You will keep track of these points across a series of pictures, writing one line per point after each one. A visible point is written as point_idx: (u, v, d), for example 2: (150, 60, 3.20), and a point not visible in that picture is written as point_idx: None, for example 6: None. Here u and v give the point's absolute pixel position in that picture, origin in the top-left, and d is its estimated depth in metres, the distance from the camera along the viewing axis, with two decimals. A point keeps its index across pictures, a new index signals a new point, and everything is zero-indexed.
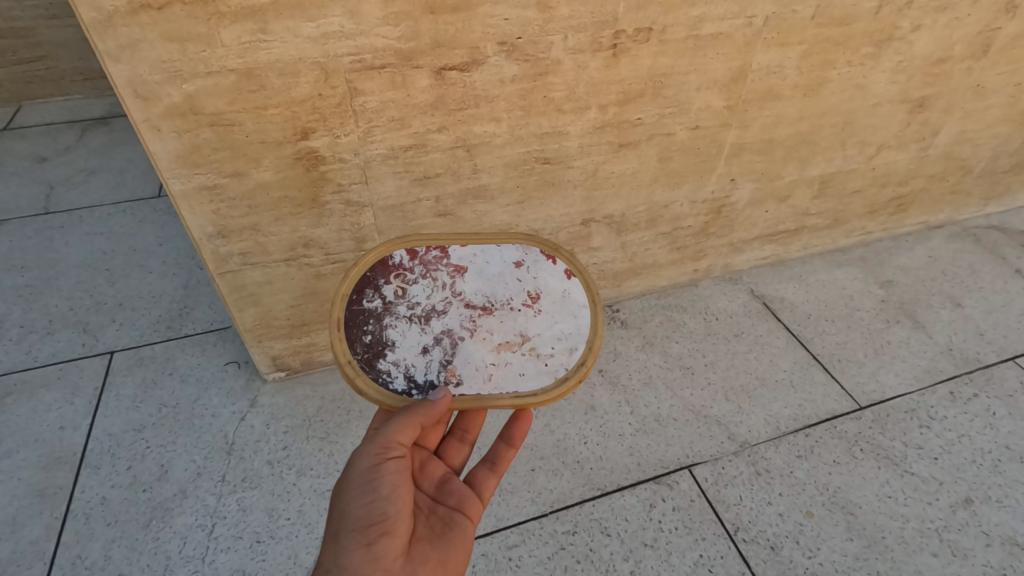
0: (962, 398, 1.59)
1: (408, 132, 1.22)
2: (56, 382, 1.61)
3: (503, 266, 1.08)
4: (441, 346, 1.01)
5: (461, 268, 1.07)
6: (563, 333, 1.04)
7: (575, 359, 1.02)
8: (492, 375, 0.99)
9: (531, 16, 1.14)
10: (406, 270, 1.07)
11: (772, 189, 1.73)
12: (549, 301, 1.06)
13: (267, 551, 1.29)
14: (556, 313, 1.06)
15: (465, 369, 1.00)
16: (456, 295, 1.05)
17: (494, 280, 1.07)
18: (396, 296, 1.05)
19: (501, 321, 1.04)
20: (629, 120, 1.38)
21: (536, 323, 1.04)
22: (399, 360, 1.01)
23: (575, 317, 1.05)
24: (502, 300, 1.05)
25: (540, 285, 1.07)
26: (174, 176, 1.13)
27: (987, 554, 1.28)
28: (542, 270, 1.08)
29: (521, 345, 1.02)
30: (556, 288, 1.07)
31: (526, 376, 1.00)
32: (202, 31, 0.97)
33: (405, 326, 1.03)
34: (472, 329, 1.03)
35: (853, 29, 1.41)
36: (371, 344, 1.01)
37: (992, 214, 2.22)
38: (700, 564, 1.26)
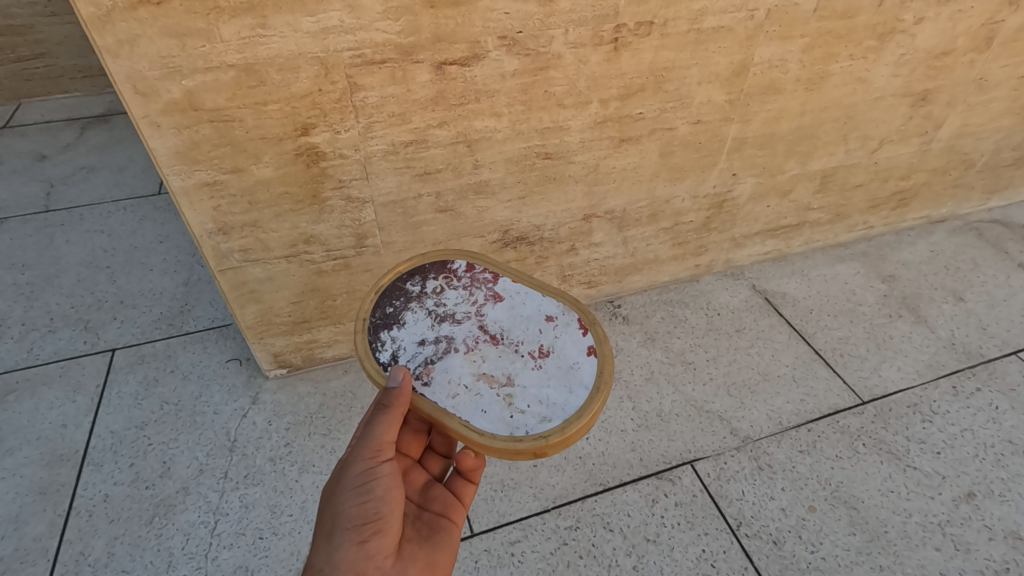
0: (964, 392, 1.58)
1: (408, 127, 1.22)
2: (57, 379, 1.61)
3: (534, 315, 1.03)
4: (435, 346, 1.00)
5: (499, 298, 1.06)
6: (548, 400, 0.93)
7: (542, 430, 0.90)
8: (457, 395, 0.94)
9: (531, 10, 1.13)
10: (455, 276, 1.11)
11: (773, 183, 1.73)
12: (555, 364, 0.98)
13: (270, 547, 1.29)
14: (552, 378, 0.96)
15: (442, 375, 0.96)
16: (478, 318, 1.03)
17: (520, 321, 1.02)
18: (432, 292, 1.08)
19: (499, 355, 0.98)
20: (630, 114, 1.38)
21: (526, 377, 0.96)
22: (397, 338, 1.02)
23: (570, 392, 0.94)
24: (513, 342, 1.00)
25: (556, 346, 1.00)
26: (173, 172, 1.13)
27: (990, 548, 1.28)
28: (567, 336, 1.01)
29: (498, 387, 0.95)
30: (570, 358, 0.98)
31: (485, 417, 0.91)
32: (201, 26, 0.97)
33: (422, 316, 1.05)
34: (471, 349, 0.99)
35: (855, 22, 1.40)
36: (388, 317, 1.05)
37: (994, 208, 2.22)
38: (703, 559, 1.26)
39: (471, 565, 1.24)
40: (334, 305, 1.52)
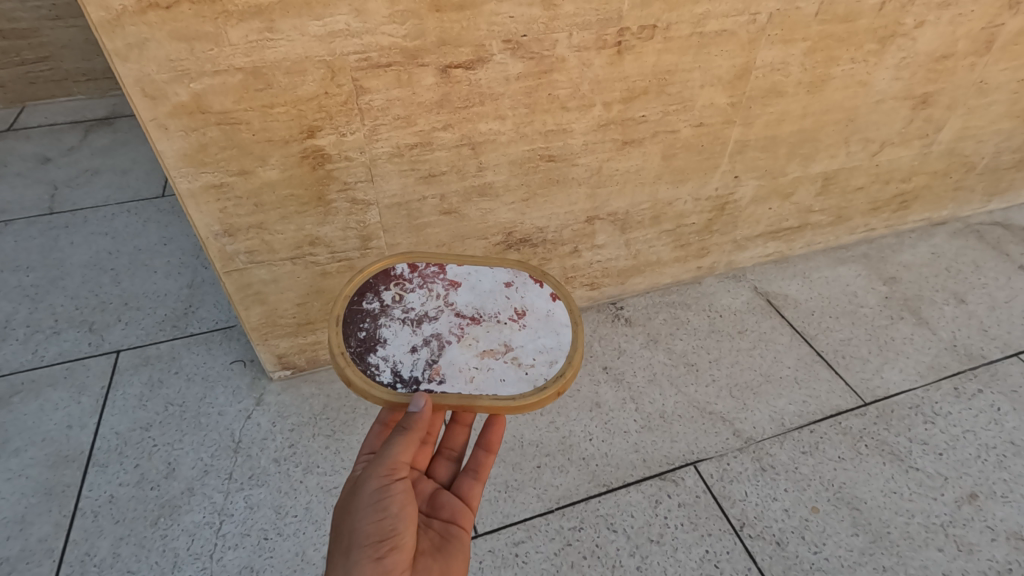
0: (966, 394, 1.59)
1: (413, 130, 1.23)
2: (62, 381, 1.61)
3: (496, 284, 1.11)
4: (429, 348, 1.02)
5: (456, 284, 1.11)
6: (547, 347, 1.04)
7: (555, 370, 1.00)
8: (474, 377, 0.99)
9: (536, 13, 1.14)
10: (405, 282, 1.11)
11: (776, 186, 1.73)
12: (535, 317, 1.08)
13: (275, 548, 1.30)
14: (540, 329, 1.06)
15: (451, 369, 0.99)
16: (448, 306, 1.07)
17: (485, 295, 1.09)
18: (393, 303, 1.07)
19: (487, 329, 1.05)
20: (633, 117, 1.39)
21: (519, 336, 1.05)
22: (388, 357, 1.01)
23: (558, 335, 1.06)
24: (492, 313, 1.07)
25: (527, 302, 1.09)
26: (180, 175, 1.13)
27: (993, 549, 1.28)
28: (532, 291, 1.11)
29: (502, 354, 1.02)
30: (543, 308, 1.09)
31: (507, 382, 0.99)
32: (210, 30, 0.98)
33: (398, 327, 1.04)
34: (459, 334, 1.04)
35: (857, 25, 1.41)
36: (366, 340, 1.03)
37: (995, 211, 2.23)
38: (706, 560, 1.26)
39: (475, 565, 1.24)
40: None
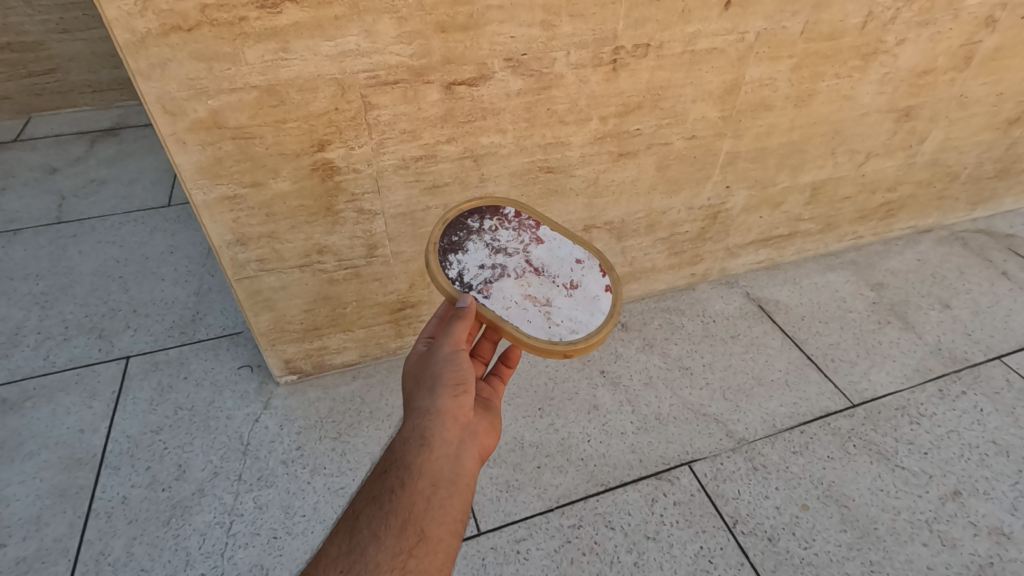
0: (950, 396, 1.65)
1: (418, 143, 1.29)
2: (74, 386, 1.65)
3: (569, 257, 1.17)
4: (493, 271, 1.13)
5: (541, 241, 1.19)
6: (577, 321, 1.09)
7: (572, 338, 1.06)
8: (509, 307, 1.09)
9: (536, 33, 1.20)
10: (506, 219, 1.23)
11: (765, 195, 1.80)
12: (582, 295, 1.13)
13: (284, 546, 1.34)
14: (581, 306, 1.11)
15: (499, 293, 1.10)
16: (524, 253, 1.17)
17: (556, 258, 1.17)
18: (488, 230, 1.21)
19: (541, 283, 1.13)
20: (628, 130, 1.45)
21: (561, 302, 1.11)
22: (462, 262, 1.14)
23: (592, 316, 1.10)
24: (552, 274, 1.14)
25: (584, 282, 1.15)
26: (197, 186, 1.19)
27: (975, 543, 1.33)
28: (593, 276, 1.15)
29: (540, 306, 1.10)
30: (592, 292, 1.13)
31: (531, 325, 1.07)
32: (227, 50, 1.03)
33: (481, 247, 1.17)
34: (520, 275, 1.13)
35: (840, 43, 1.48)
36: (453, 244, 1.18)
37: (979, 219, 2.30)
38: (701, 555, 1.31)
39: (478, 561, 1.29)
40: (345, 313, 1.57)
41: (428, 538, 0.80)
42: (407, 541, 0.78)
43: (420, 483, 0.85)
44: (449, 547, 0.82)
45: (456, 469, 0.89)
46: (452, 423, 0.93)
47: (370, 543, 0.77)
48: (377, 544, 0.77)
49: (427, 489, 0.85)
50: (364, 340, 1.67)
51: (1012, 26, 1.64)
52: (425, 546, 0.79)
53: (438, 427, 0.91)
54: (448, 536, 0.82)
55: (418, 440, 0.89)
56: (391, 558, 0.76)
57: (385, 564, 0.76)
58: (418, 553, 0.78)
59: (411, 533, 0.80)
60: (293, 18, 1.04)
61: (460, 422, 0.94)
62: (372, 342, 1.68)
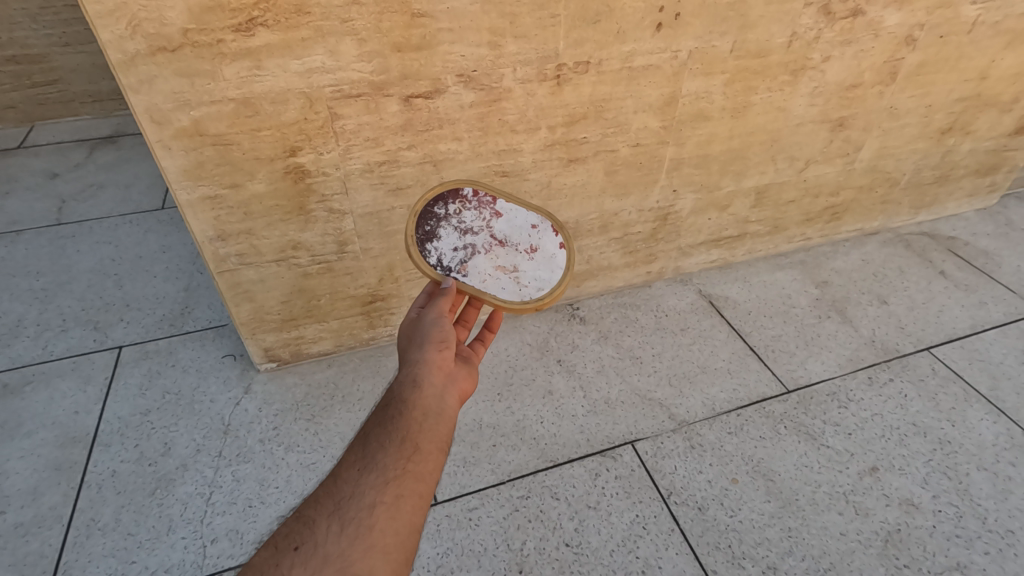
0: (878, 382, 1.79)
1: (381, 149, 1.43)
2: (70, 372, 1.79)
3: (525, 223, 1.32)
4: (466, 251, 1.27)
5: (500, 214, 1.32)
6: (541, 279, 1.27)
7: (539, 294, 1.25)
8: (485, 281, 1.25)
9: (484, 52, 1.36)
10: (467, 199, 1.34)
11: (712, 199, 1.95)
12: (542, 256, 1.30)
13: (258, 513, 1.47)
14: (542, 264, 1.29)
15: (474, 270, 1.25)
16: (488, 228, 1.31)
17: (515, 227, 1.31)
18: (453, 214, 1.32)
19: (507, 253, 1.28)
20: (576, 138, 1.60)
21: (525, 265, 1.28)
22: (438, 249, 1.27)
23: (553, 272, 1.28)
24: (514, 242, 1.30)
25: (541, 243, 1.31)
26: (182, 187, 1.33)
27: (886, 512, 1.46)
28: (548, 237, 1.31)
29: (510, 273, 1.27)
30: (550, 250, 1.30)
31: (505, 292, 1.24)
32: (207, 68, 1.18)
33: (452, 231, 1.29)
34: (488, 249, 1.28)
35: (769, 60, 1.64)
36: (427, 233, 1.28)
37: (923, 222, 2.45)
38: (636, 522, 1.44)
39: (434, 527, 1.42)
40: (319, 305, 1.71)
41: (422, 450, 0.90)
42: (405, 451, 0.89)
43: (414, 412, 0.94)
44: (439, 459, 0.91)
45: (441, 404, 0.98)
46: (437, 370, 1.02)
47: (378, 451, 0.89)
48: (384, 452, 0.89)
49: (419, 417, 0.94)
50: (339, 330, 1.81)
51: (931, 45, 1.80)
52: (420, 455, 0.90)
53: (426, 372, 1.01)
54: (437, 451, 0.92)
55: (410, 381, 0.99)
56: (394, 461, 0.88)
57: (390, 465, 0.87)
58: (415, 460, 0.89)
59: (408, 447, 0.90)
60: (265, 40, 1.19)
61: (443, 371, 1.04)
62: (346, 332, 1.82)
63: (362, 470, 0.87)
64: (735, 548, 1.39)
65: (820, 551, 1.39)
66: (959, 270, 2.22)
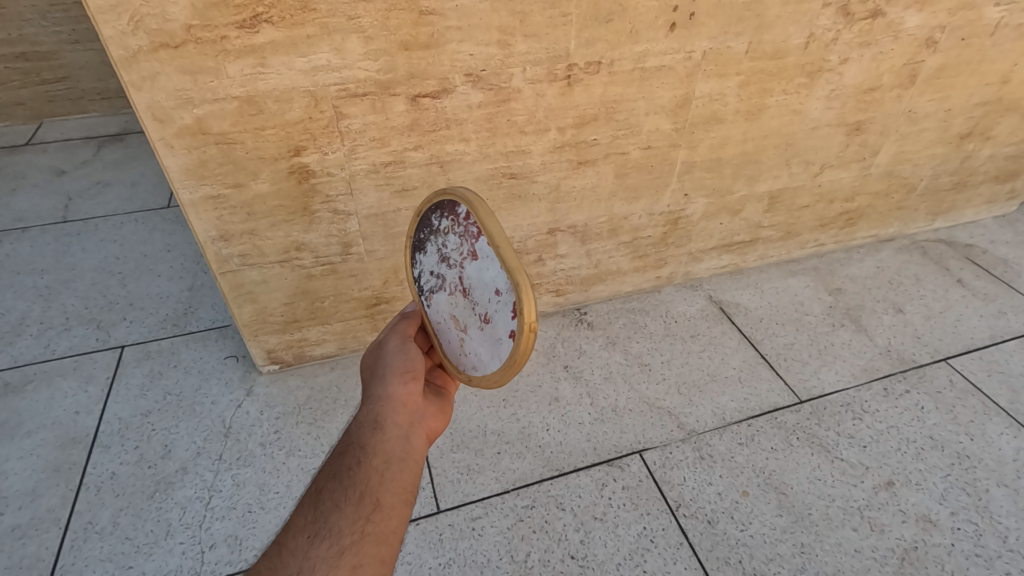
0: (894, 394, 1.74)
1: (387, 150, 1.41)
2: (72, 372, 1.78)
3: (491, 285, 0.93)
4: (435, 279, 1.07)
5: (472, 250, 0.96)
6: (478, 360, 0.97)
7: (472, 377, 0.99)
8: (440, 323, 1.07)
9: (493, 52, 1.33)
10: (455, 214, 1.02)
11: (724, 204, 1.91)
12: (492, 333, 0.94)
13: (258, 519, 1.44)
14: (484, 342, 0.95)
15: (437, 304, 1.08)
16: (461, 268, 1.02)
17: (481, 280, 0.94)
18: (442, 229, 1.05)
19: (465, 306, 1.00)
20: (586, 140, 1.57)
21: (473, 335, 0.98)
22: (421, 262, 1.13)
23: (491, 362, 0.94)
24: (474, 300, 0.98)
25: (499, 317, 0.93)
26: (184, 186, 1.31)
27: (902, 529, 1.42)
28: (507, 316, 0.90)
29: (459, 330, 1.02)
30: (502, 334, 0.92)
31: (449, 348, 1.05)
32: (211, 65, 1.16)
33: (433, 247, 1.08)
34: (451, 291, 1.03)
35: (785, 62, 1.60)
36: (420, 240, 1.14)
37: (940, 229, 2.40)
38: (643, 535, 1.40)
39: (435, 536, 1.39)
40: (323, 307, 1.69)
41: (383, 506, 0.87)
42: (364, 509, 0.85)
43: (375, 460, 0.91)
44: (403, 513, 0.88)
45: (407, 447, 0.94)
46: (402, 406, 0.99)
47: (332, 511, 0.86)
48: (338, 512, 0.86)
49: (381, 465, 0.91)
50: (342, 333, 1.78)
51: (952, 47, 1.75)
52: (380, 513, 0.86)
53: (389, 410, 0.98)
54: (402, 504, 0.88)
55: (371, 422, 0.96)
56: (351, 524, 0.84)
57: (346, 530, 0.84)
58: (375, 519, 0.85)
59: (368, 503, 0.87)
60: (269, 37, 1.16)
61: (410, 407, 1.00)
62: (349, 335, 1.80)
63: (313, 538, 0.83)
64: (745, 563, 1.35)
65: (834, 568, 1.35)
66: (978, 279, 2.17)
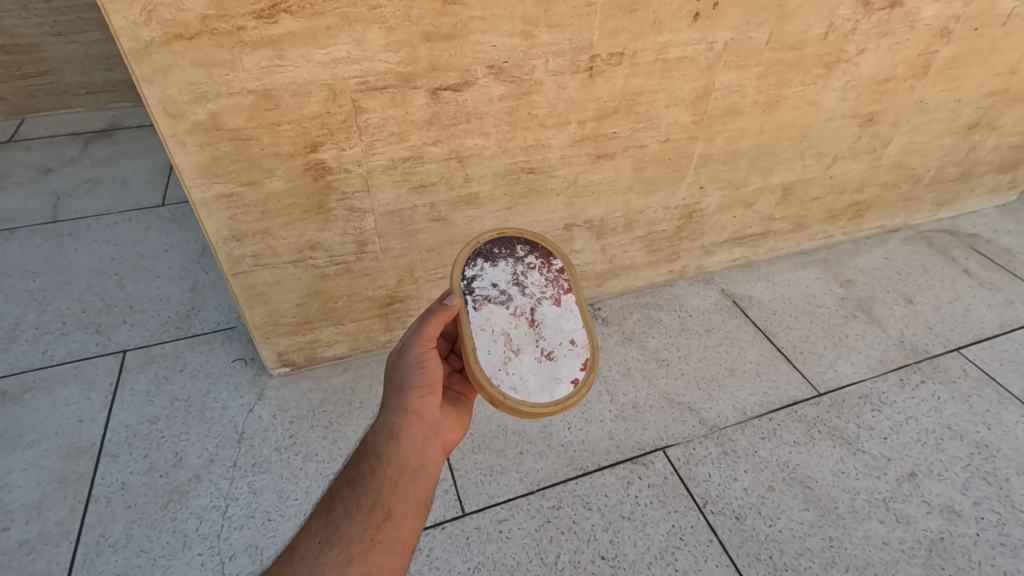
0: (910, 384, 1.75)
1: (406, 145, 1.36)
2: (72, 379, 1.71)
3: (568, 335, 1.17)
4: (498, 294, 1.18)
5: (558, 303, 1.20)
6: (523, 383, 1.10)
7: (506, 392, 1.07)
8: (486, 328, 1.13)
9: (516, 42, 1.29)
10: (550, 266, 1.25)
11: (738, 196, 1.89)
12: (548, 369, 1.13)
13: (278, 527, 1.40)
14: (539, 375, 1.12)
15: (484, 311, 1.15)
16: (536, 301, 1.20)
17: (556, 326, 1.18)
18: (526, 264, 1.24)
19: (527, 333, 1.15)
20: (605, 133, 1.54)
21: (525, 360, 1.12)
22: (481, 271, 1.21)
23: (540, 389, 1.10)
24: (541, 335, 1.16)
25: (561, 361, 1.14)
26: (196, 185, 1.25)
27: (927, 520, 1.42)
28: (574, 364, 1.14)
29: (508, 348, 1.12)
30: (560, 374, 1.12)
31: (487, 356, 1.10)
32: (226, 57, 1.11)
33: (507, 272, 1.22)
34: (515, 313, 1.17)
35: (804, 52, 1.58)
36: (489, 253, 1.24)
37: (944, 219, 2.42)
38: (672, 533, 1.39)
39: (462, 540, 1.36)
40: (336, 307, 1.64)
41: (394, 515, 0.88)
42: (375, 518, 0.86)
43: (388, 470, 0.92)
44: (414, 523, 0.89)
45: (421, 459, 0.96)
46: (418, 420, 1.00)
47: (344, 519, 0.86)
48: (350, 520, 0.86)
49: (395, 475, 0.92)
50: (354, 334, 1.74)
51: (965, 37, 1.75)
52: (391, 522, 0.87)
53: (405, 423, 0.98)
54: (414, 515, 0.89)
55: (387, 434, 0.96)
56: (361, 532, 0.85)
57: (356, 537, 0.84)
58: (385, 529, 0.86)
59: (379, 512, 0.87)
60: (288, 28, 1.11)
61: (426, 420, 1.01)
62: (362, 335, 1.75)
63: (324, 544, 0.83)
64: (776, 559, 1.35)
65: (864, 561, 1.35)
66: (983, 269, 2.19)
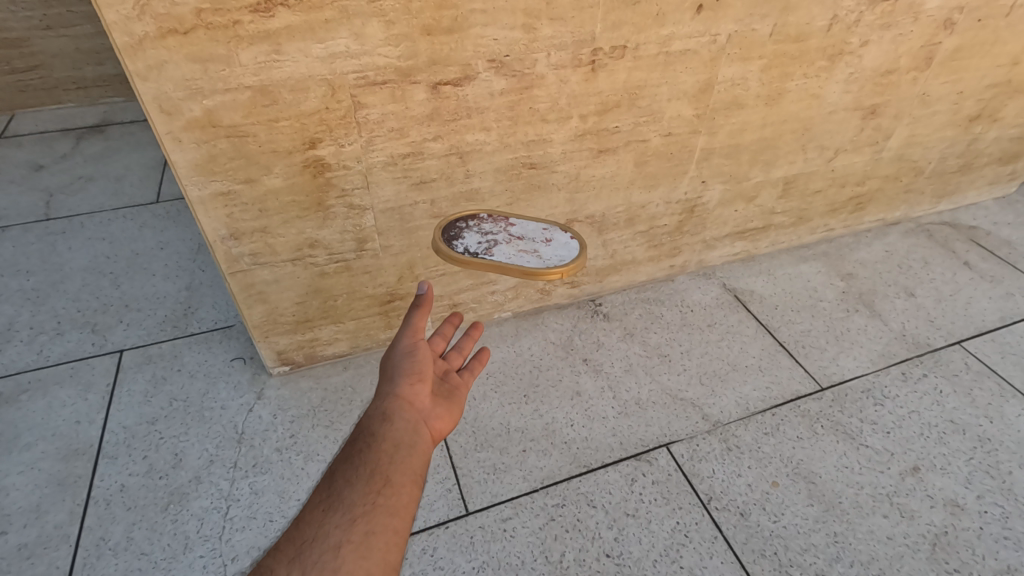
0: (912, 378, 1.74)
1: (406, 141, 1.34)
2: (69, 380, 1.69)
3: (538, 228, 1.45)
4: (487, 244, 1.37)
5: (513, 223, 1.46)
6: (560, 255, 1.35)
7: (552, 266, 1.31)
8: (509, 257, 1.33)
9: (517, 36, 1.27)
10: (484, 218, 1.47)
11: (740, 190, 1.88)
12: (557, 243, 1.40)
13: (280, 528, 1.39)
14: (558, 248, 1.37)
15: (498, 253, 1.34)
16: (506, 230, 1.43)
17: (529, 227, 1.45)
18: (474, 224, 1.45)
19: (525, 243, 1.38)
20: (607, 128, 1.52)
21: (545, 249, 1.37)
22: (464, 243, 1.38)
23: (567, 251, 1.36)
24: (529, 237, 1.41)
25: (554, 237, 1.42)
26: (192, 183, 1.23)
27: (931, 514, 1.42)
28: (560, 233, 1.43)
29: (531, 254, 1.35)
30: (562, 240, 1.40)
31: (530, 263, 1.31)
32: (222, 52, 1.08)
33: (473, 232, 1.42)
34: (507, 240, 1.39)
35: (807, 45, 1.56)
36: (452, 236, 1.41)
37: (944, 211, 2.41)
38: (677, 530, 1.38)
39: (466, 540, 1.35)
40: (336, 305, 1.62)
41: (393, 482, 0.84)
42: (374, 484, 0.83)
43: (383, 444, 0.88)
44: (415, 492, 0.85)
45: (415, 436, 0.91)
46: (411, 404, 0.96)
47: (344, 487, 0.82)
48: (350, 488, 0.82)
49: (390, 448, 0.88)
50: (354, 332, 1.72)
51: (969, 29, 1.74)
52: (391, 488, 0.83)
53: (397, 405, 0.95)
54: (412, 482, 0.85)
55: (380, 413, 0.93)
56: (363, 496, 0.81)
57: (357, 501, 0.80)
58: (386, 493, 0.82)
59: (378, 479, 0.84)
60: (285, 22, 1.08)
61: (416, 405, 0.97)
62: (362, 333, 1.74)
63: (327, 510, 0.79)
64: (781, 555, 1.35)
65: (869, 556, 1.35)
66: (984, 261, 2.19)
